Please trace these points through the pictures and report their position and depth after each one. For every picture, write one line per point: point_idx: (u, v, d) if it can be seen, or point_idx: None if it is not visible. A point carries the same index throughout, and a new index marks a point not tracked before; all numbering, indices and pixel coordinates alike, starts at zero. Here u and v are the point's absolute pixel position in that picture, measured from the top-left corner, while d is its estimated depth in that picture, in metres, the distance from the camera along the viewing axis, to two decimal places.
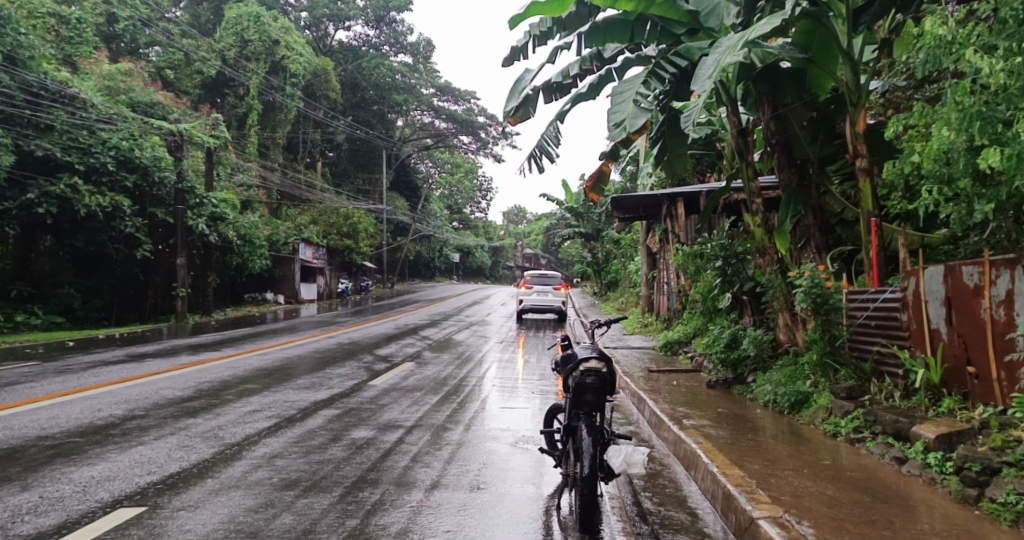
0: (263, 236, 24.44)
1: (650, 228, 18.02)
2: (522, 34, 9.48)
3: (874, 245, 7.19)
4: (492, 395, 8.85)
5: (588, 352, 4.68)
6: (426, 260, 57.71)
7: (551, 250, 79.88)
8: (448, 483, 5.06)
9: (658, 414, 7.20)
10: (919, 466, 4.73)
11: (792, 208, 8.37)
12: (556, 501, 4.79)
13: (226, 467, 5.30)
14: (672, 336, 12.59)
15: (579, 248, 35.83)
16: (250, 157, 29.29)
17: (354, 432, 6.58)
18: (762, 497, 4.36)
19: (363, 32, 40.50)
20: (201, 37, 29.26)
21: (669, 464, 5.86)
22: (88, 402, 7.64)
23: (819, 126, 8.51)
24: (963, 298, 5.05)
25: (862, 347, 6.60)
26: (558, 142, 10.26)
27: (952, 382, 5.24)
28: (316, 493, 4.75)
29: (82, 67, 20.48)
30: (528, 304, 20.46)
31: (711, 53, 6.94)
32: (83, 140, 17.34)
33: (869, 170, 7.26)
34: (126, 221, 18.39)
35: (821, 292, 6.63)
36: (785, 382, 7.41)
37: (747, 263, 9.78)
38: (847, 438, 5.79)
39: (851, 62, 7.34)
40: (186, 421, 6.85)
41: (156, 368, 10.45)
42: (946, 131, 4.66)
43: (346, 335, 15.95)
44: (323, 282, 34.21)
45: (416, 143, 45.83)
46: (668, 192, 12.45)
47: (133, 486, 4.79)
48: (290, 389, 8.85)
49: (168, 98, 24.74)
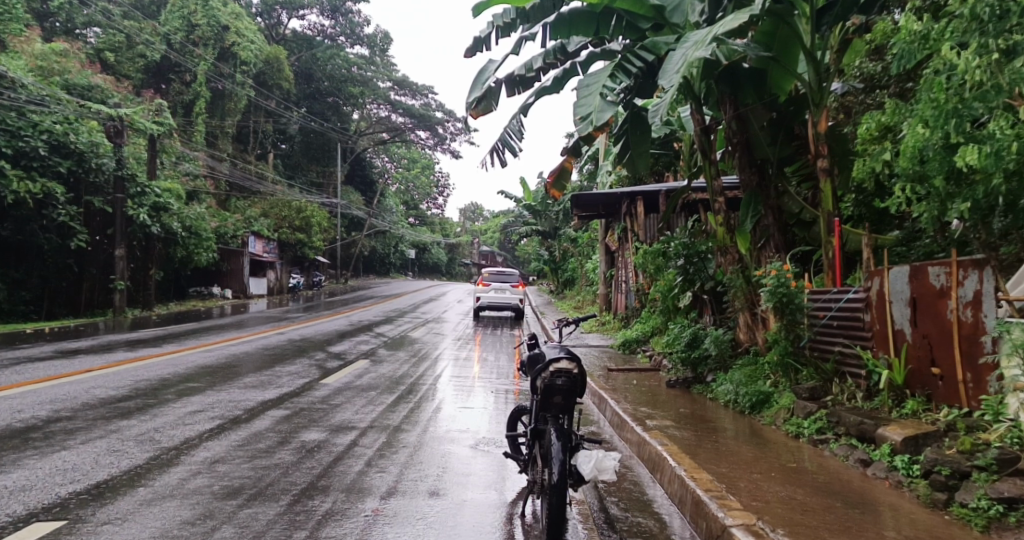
0: (210, 228, 23.55)
1: (608, 227, 18.04)
2: (485, 24, 9.24)
3: (835, 245, 7.11)
4: (448, 395, 8.58)
5: (557, 352, 4.44)
6: (381, 256, 56.91)
7: (508, 248, 79.95)
8: (405, 489, 4.79)
9: (620, 415, 7.05)
10: (885, 469, 4.67)
11: (751, 210, 8.35)
12: (519, 508, 4.57)
13: (161, 474, 4.91)
14: (631, 335, 12.52)
15: (536, 246, 35.78)
16: (197, 147, 28.35)
17: (304, 434, 6.24)
18: (733, 503, 4.24)
19: (318, 22, 39.60)
20: (145, 20, 28.12)
21: (633, 467, 5.72)
22: (7, 402, 7.08)
23: (779, 126, 8.42)
24: (929, 300, 5.01)
25: (823, 347, 6.54)
26: (520, 136, 10.05)
27: (915, 383, 5.21)
28: (260, 502, 4.43)
29: (12, 45, 19.45)
30: (485, 301, 20.26)
31: (678, 48, 6.79)
32: (11, 122, 16.42)
33: (829, 171, 7.23)
34: (59, 209, 17.59)
35: (787, 292, 6.56)
36: (746, 382, 7.35)
37: (707, 262, 9.76)
38: (809, 440, 5.73)
39: (814, 63, 7.30)
40: (119, 423, 6.40)
41: (88, 366, 9.82)
42: (920, 128, 4.65)
43: (296, 331, 15.40)
44: (273, 277, 33.27)
45: (371, 137, 44.99)
46: (628, 191, 12.37)
47: (53, 497, 4.39)
48: (236, 388, 8.42)
49: (108, 81, 23.78)
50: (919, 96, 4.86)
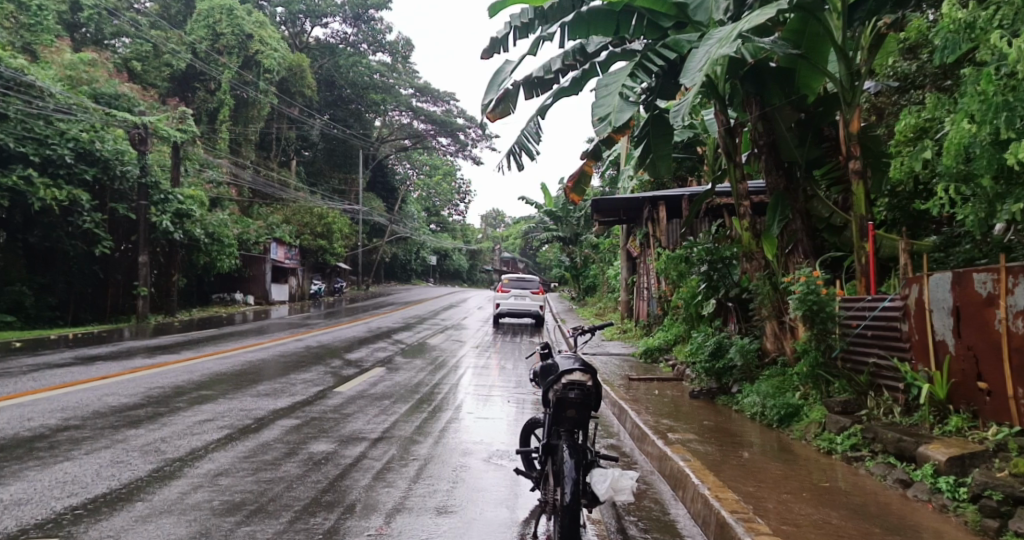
0: (232, 234, 23.61)
1: (630, 233, 17.72)
2: (503, 25, 9.04)
3: (870, 251, 6.71)
4: (465, 404, 8.36)
5: (571, 363, 4.18)
6: (402, 262, 56.97)
7: (529, 254, 79.54)
8: (412, 506, 4.56)
9: (640, 427, 6.76)
10: (927, 491, 4.35)
11: (778, 213, 8.02)
12: (532, 529, 4.31)
13: (162, 487, 4.74)
14: (653, 342, 12.20)
15: (557, 251, 35.46)
16: (221, 154, 28.52)
17: (312, 446, 6.04)
18: (761, 527, 3.93)
19: (340, 29, 39.80)
20: (171, 29, 28.38)
21: (654, 483, 5.44)
22: (18, 410, 6.99)
23: (808, 128, 8.18)
24: (974, 308, 4.66)
25: (857, 358, 6.19)
26: (539, 139, 9.82)
27: (959, 398, 4.87)
28: (260, 520, 4.23)
29: (42, 55, 19.88)
30: (506, 308, 20.02)
31: (701, 45, 6.52)
32: (39, 131, 16.53)
33: (862, 172, 6.89)
34: (84, 216, 17.66)
35: (817, 299, 6.22)
36: (774, 394, 7.03)
37: (733, 269, 9.42)
38: (843, 457, 5.41)
39: (846, 60, 6.96)
40: (126, 433, 6.25)
41: (104, 372, 9.74)
42: (966, 122, 4.47)
43: (315, 338, 15.30)
44: (295, 283, 33.34)
45: (394, 143, 45.06)
46: (651, 195, 12.06)
47: (48, 512, 4.23)
48: (248, 396, 8.27)
49: (134, 90, 24.02)
50: (964, 88, 4.69)
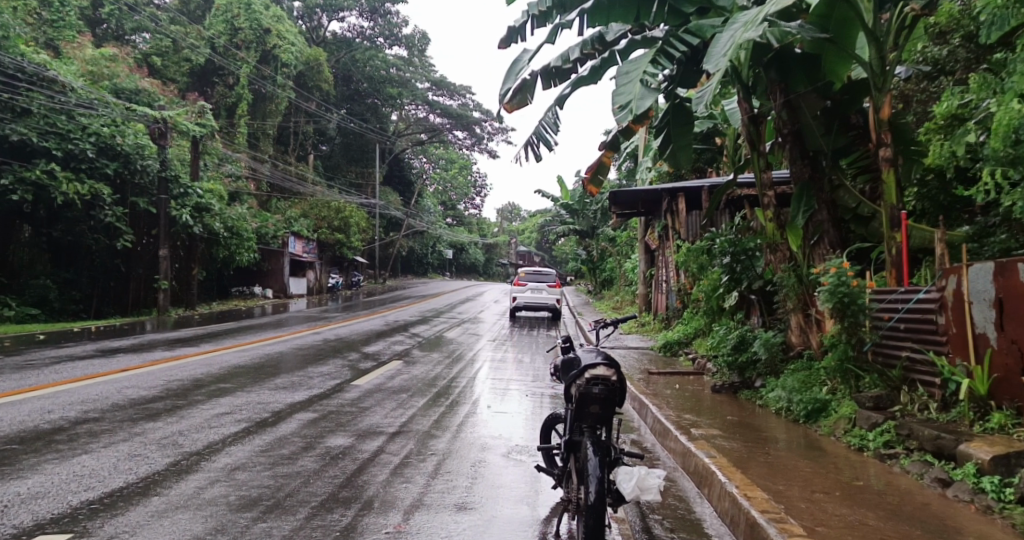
0: (250, 228, 23.69)
1: (648, 226, 17.50)
2: (521, 13, 8.87)
3: (903, 241, 6.43)
4: (482, 398, 8.23)
5: (594, 357, 4.03)
6: (419, 256, 57.07)
7: (546, 248, 79.34)
8: (431, 503, 4.45)
9: (662, 422, 6.60)
10: (969, 491, 4.16)
11: (803, 203, 7.77)
12: (553, 527, 4.19)
13: (178, 482, 4.67)
14: (672, 336, 12.02)
15: (573, 245, 35.25)
16: (239, 149, 28.61)
17: (329, 440, 5.95)
18: (795, 528, 3.77)
19: (357, 23, 39.57)
20: (190, 24, 28.44)
21: (677, 480, 5.28)
22: (39, 403, 6.98)
23: (833, 116, 7.93)
24: (1019, 301, 4.45)
25: (889, 353, 5.96)
26: (557, 129, 9.65)
27: (1001, 394, 4.66)
28: (277, 516, 4.13)
29: (64, 51, 20.06)
30: (522, 301, 19.88)
31: (726, 30, 6.32)
32: (61, 125, 16.64)
33: (893, 160, 6.63)
34: (105, 210, 17.73)
35: (848, 292, 5.97)
36: (800, 388, 6.83)
37: (756, 260, 9.19)
38: (875, 454, 5.22)
39: (876, 44, 6.71)
40: (144, 425, 6.20)
41: (124, 364, 9.74)
42: (1017, 103, 4.54)
43: (333, 331, 15.24)
44: (312, 277, 33.44)
45: (410, 138, 45.02)
46: (669, 187, 11.84)
47: (64, 507, 4.16)
48: (266, 389, 8.21)
49: (155, 85, 24.14)
50: (1014, 68, 4.71)
